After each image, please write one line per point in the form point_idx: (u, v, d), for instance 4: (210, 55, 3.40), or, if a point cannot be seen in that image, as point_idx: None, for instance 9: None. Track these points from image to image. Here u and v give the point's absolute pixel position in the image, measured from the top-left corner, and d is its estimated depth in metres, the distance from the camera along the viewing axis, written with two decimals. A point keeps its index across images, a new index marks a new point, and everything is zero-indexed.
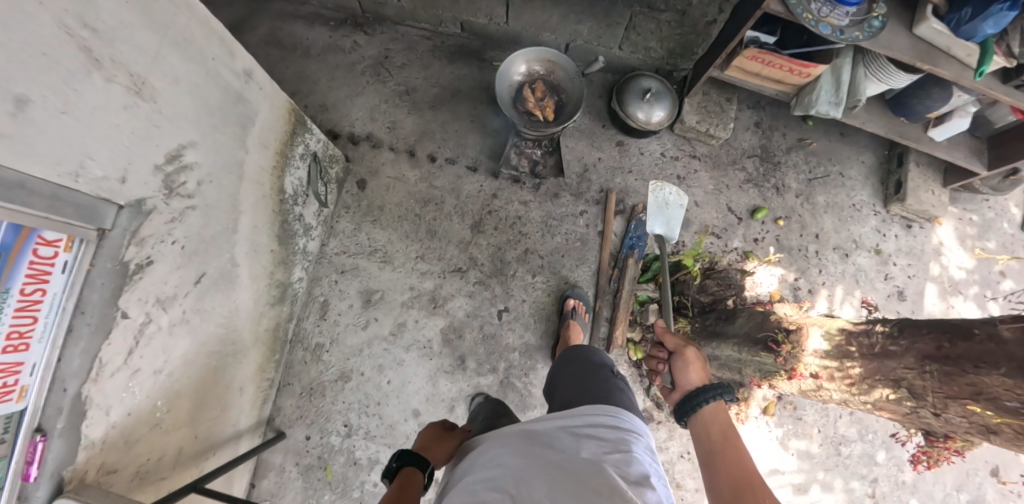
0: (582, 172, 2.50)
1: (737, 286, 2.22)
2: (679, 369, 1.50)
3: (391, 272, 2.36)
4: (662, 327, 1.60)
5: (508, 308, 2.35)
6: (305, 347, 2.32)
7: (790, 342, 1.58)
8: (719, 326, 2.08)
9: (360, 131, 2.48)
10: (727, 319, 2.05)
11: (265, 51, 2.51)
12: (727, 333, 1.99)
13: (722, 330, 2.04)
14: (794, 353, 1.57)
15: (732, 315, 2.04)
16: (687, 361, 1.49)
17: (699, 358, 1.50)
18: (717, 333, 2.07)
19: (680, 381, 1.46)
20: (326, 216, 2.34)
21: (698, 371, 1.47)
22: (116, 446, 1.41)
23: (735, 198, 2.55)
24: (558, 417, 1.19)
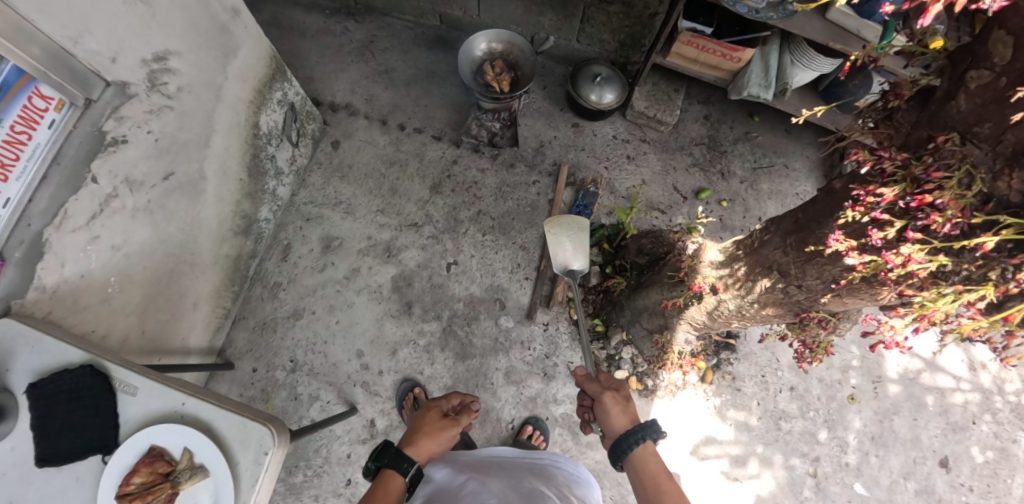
0: (537, 147, 2.72)
1: (670, 244, 2.29)
2: (602, 417, 1.65)
3: (352, 222, 2.55)
4: (581, 376, 1.74)
5: (457, 262, 2.50)
6: (264, 285, 2.47)
7: (692, 257, 1.78)
8: (652, 279, 2.19)
9: (339, 101, 2.76)
10: (657, 273, 2.18)
11: (266, 30, 2.87)
12: (655, 280, 2.13)
13: (655, 279, 2.15)
14: (694, 267, 1.77)
15: (661, 267, 2.18)
16: (610, 411, 1.64)
17: (618, 401, 1.66)
18: (650, 283, 2.17)
19: (608, 429, 1.63)
20: (298, 168, 2.56)
21: (619, 412, 1.64)
22: (63, 302, 1.56)
23: (681, 179, 2.71)
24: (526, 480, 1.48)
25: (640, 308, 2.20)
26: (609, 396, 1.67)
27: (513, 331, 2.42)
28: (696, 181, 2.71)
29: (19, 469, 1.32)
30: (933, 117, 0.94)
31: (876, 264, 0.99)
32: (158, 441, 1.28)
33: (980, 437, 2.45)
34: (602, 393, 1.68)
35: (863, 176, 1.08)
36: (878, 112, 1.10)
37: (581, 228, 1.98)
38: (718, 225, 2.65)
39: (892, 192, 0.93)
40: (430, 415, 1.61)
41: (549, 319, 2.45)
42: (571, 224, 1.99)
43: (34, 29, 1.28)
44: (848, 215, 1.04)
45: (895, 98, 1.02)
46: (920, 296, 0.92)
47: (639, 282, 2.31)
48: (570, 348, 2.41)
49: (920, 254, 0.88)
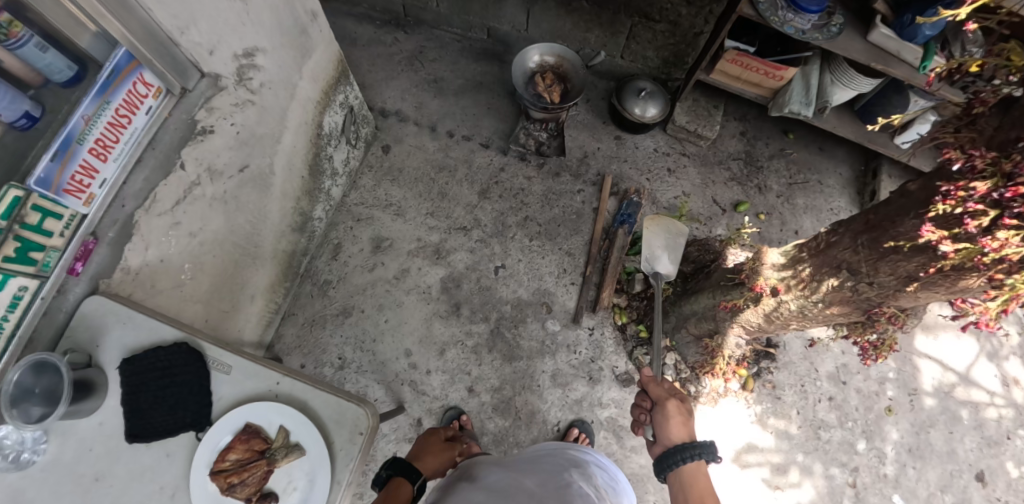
0: (581, 157, 2.81)
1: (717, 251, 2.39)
2: (661, 422, 1.80)
3: (401, 224, 2.60)
4: (648, 378, 1.89)
5: (504, 265, 2.54)
6: (314, 283, 2.49)
7: (754, 258, 1.83)
8: (702, 284, 2.24)
9: (390, 107, 2.84)
10: (706, 281, 2.23)
11: None
12: (707, 284, 2.19)
13: (706, 285, 2.19)
14: (756, 269, 1.81)
15: (710, 274, 2.24)
16: (673, 419, 1.78)
17: (678, 412, 1.80)
18: (702, 288, 2.21)
19: (663, 435, 1.78)
20: (351, 168, 2.62)
21: (678, 423, 1.78)
22: (143, 284, 1.58)
23: (720, 192, 2.80)
24: (556, 472, 1.56)
25: (690, 313, 2.25)
26: (674, 404, 1.81)
27: (560, 334, 2.45)
28: (735, 194, 2.81)
29: (106, 444, 1.33)
30: (1019, 121, 1.03)
31: (969, 251, 1.06)
32: (253, 419, 1.29)
33: (1014, 453, 2.48)
34: (670, 399, 1.83)
35: (949, 174, 1.15)
36: (959, 120, 1.19)
37: (679, 234, 2.30)
38: (756, 237, 2.74)
39: (986, 185, 1.01)
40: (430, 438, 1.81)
41: (594, 324, 2.49)
42: (670, 227, 2.31)
43: (147, 16, 1.34)
44: (939, 207, 1.11)
45: (979, 106, 1.11)
46: (1012, 279, 1.01)
47: (687, 288, 2.37)
48: (616, 353, 2.45)
49: (1016, 239, 0.97)
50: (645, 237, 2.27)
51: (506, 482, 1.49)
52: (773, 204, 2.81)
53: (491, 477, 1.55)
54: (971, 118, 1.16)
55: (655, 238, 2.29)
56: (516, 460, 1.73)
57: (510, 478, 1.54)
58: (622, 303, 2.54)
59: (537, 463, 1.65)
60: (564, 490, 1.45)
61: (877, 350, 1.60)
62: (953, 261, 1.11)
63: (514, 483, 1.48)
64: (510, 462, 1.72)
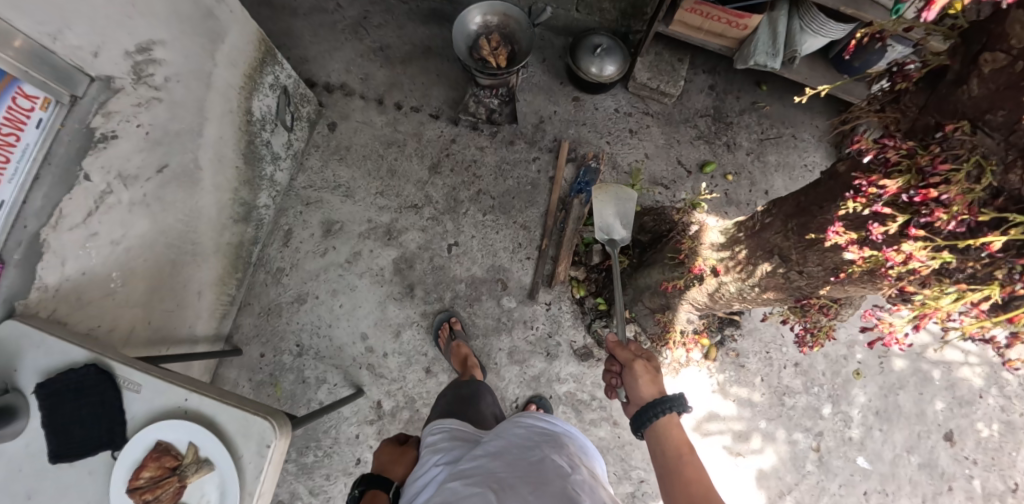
0: (537, 123, 2.68)
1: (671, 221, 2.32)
2: (631, 382, 1.75)
3: (352, 206, 2.53)
4: (614, 342, 1.81)
5: (458, 243, 2.49)
6: (267, 271, 2.48)
7: (692, 238, 1.70)
8: (656, 256, 2.14)
9: (335, 81, 2.70)
10: (660, 252, 2.13)
11: (256, 9, 2.76)
12: (658, 260, 2.08)
13: (657, 258, 2.11)
14: (695, 248, 1.69)
15: (663, 247, 2.14)
16: (643, 376, 1.73)
17: (647, 370, 1.73)
18: (654, 262, 2.12)
19: (635, 394, 1.71)
20: (297, 151, 2.55)
21: (648, 381, 1.71)
22: (68, 299, 1.56)
23: (685, 152, 2.68)
24: (528, 447, 1.39)
25: (642, 287, 2.19)
26: (643, 363, 1.77)
27: (516, 311, 2.42)
28: (702, 154, 2.68)
29: (33, 465, 1.34)
30: (943, 101, 0.86)
31: (877, 259, 0.94)
32: (163, 437, 1.31)
33: (986, 411, 2.44)
34: (638, 359, 1.78)
35: (865, 165, 0.99)
36: (884, 95, 0.99)
37: (627, 197, 2.16)
38: (723, 201, 2.62)
39: (896, 184, 0.85)
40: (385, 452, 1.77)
41: (551, 299, 2.44)
42: (617, 192, 2.17)
43: (14, 30, 1.20)
44: (847, 206, 0.96)
45: (902, 81, 0.93)
46: (921, 294, 0.89)
47: (643, 260, 2.28)
48: (574, 328, 2.41)
49: (922, 253, 0.83)
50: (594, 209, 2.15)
51: (483, 472, 1.31)
52: (742, 163, 2.69)
53: (470, 459, 1.39)
54: (897, 94, 0.98)
55: (603, 207, 2.16)
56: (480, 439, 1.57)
57: (487, 464, 1.35)
58: (579, 276, 2.47)
59: (508, 438, 1.44)
60: (537, 467, 1.30)
61: (811, 337, 1.51)
62: (864, 267, 1.00)
63: (490, 473, 1.29)
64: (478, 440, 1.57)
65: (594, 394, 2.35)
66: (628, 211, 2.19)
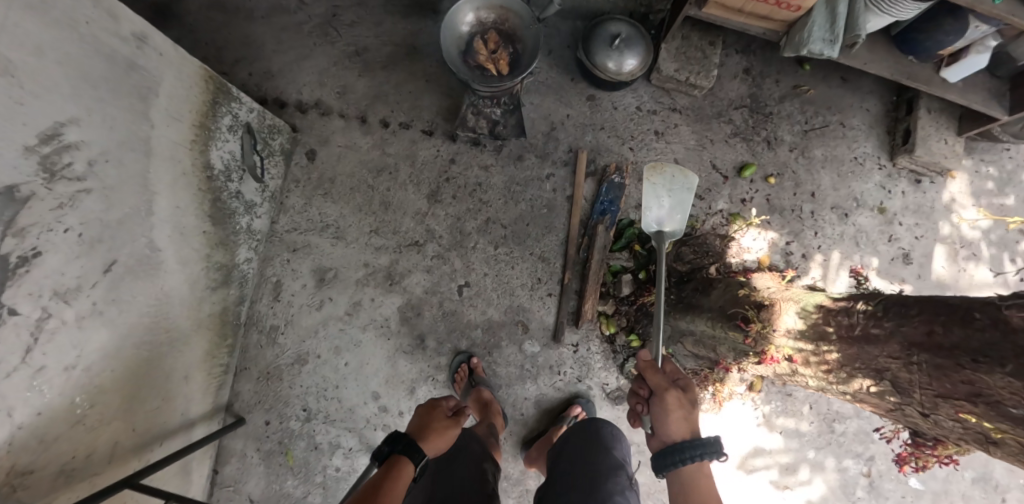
0: (548, 131, 2.31)
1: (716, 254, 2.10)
2: (659, 416, 1.49)
3: (344, 250, 2.22)
4: (646, 362, 1.55)
5: (469, 283, 2.19)
6: (260, 329, 2.23)
7: (761, 321, 1.39)
8: (699, 298, 1.86)
9: (307, 98, 2.37)
10: (706, 293, 1.85)
11: (208, 16, 2.46)
12: (701, 305, 1.81)
13: (702, 303, 1.83)
14: (765, 333, 1.39)
15: (709, 290, 1.84)
16: (675, 411, 1.48)
17: (680, 403, 1.48)
18: (698, 306, 1.84)
19: (661, 425, 1.46)
20: (275, 190, 2.22)
21: (679, 417, 1.47)
22: (29, 446, 1.29)
23: (720, 153, 2.34)
24: None
25: (682, 330, 1.95)
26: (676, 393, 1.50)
27: (542, 356, 2.18)
28: (738, 155, 2.34)
29: None
30: None
31: None
32: None
33: None
34: (670, 387, 1.51)
35: None
36: None
37: (685, 184, 1.88)
38: (765, 207, 2.32)
39: None
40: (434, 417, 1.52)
41: (578, 339, 2.20)
42: (674, 177, 1.89)
43: None
44: None
45: None
46: None
47: (682, 296, 2.00)
48: (606, 370, 2.19)
49: None
50: (644, 193, 1.89)
51: None
52: (784, 162, 2.36)
53: None
54: None
55: (649, 192, 1.90)
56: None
57: None
58: (608, 311, 2.20)
59: None
60: None
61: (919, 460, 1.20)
62: None
63: None
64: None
65: (631, 440, 2.17)
66: (683, 199, 1.90)
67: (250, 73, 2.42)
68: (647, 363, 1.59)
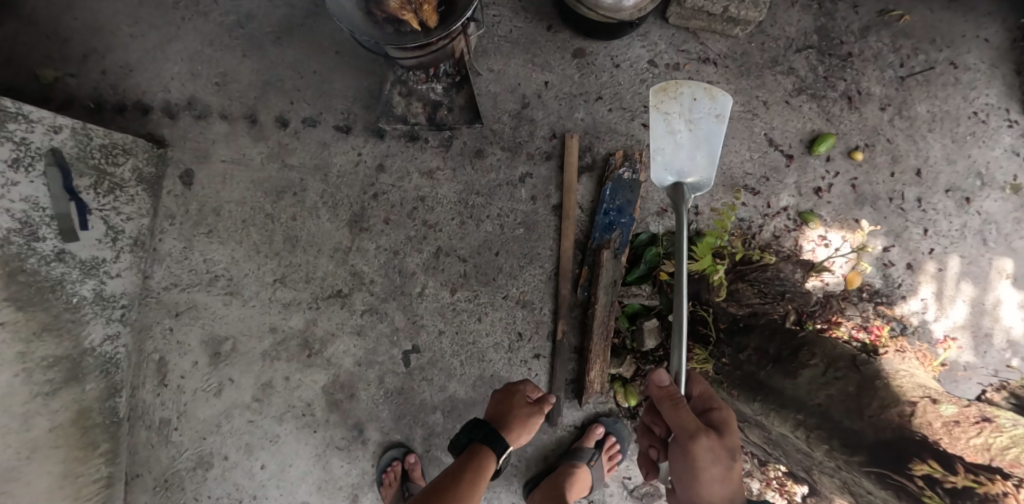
0: (519, 110, 1.55)
1: (795, 296, 1.34)
2: (683, 472, 1.01)
3: (240, 312, 1.56)
4: (660, 398, 1.02)
5: (418, 348, 1.50)
6: (148, 424, 1.63)
7: None
8: (785, 384, 1.11)
9: (178, 96, 1.68)
10: (791, 374, 1.10)
11: None
12: (791, 400, 1.08)
13: (787, 397, 1.09)
14: None
15: (797, 371, 1.09)
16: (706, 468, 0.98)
17: (716, 462, 0.97)
18: (783, 401, 1.10)
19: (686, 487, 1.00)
20: (139, 234, 1.58)
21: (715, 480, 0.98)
22: None
23: (781, 120, 1.65)
24: None
25: (745, 416, 1.26)
26: (707, 441, 0.98)
27: (532, 445, 1.52)
28: (803, 120, 1.65)
29: None
30: None
31: None
32: None
33: None
34: (697, 432, 0.98)
35: None
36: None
37: (711, 104, 1.24)
38: (851, 198, 1.64)
39: None
40: (512, 400, 1.26)
41: (584, 418, 1.52)
42: (692, 99, 1.25)
43: None
44: None
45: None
46: None
47: (744, 362, 1.27)
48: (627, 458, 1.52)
49: None
50: (653, 137, 1.25)
51: None
52: (870, 125, 1.66)
53: None
54: None
55: (658, 129, 1.25)
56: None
57: None
58: (627, 374, 1.50)
59: None
60: None
61: None
62: None
63: None
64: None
65: None
66: (706, 134, 1.25)
67: (102, 69, 1.73)
68: (661, 392, 1.04)
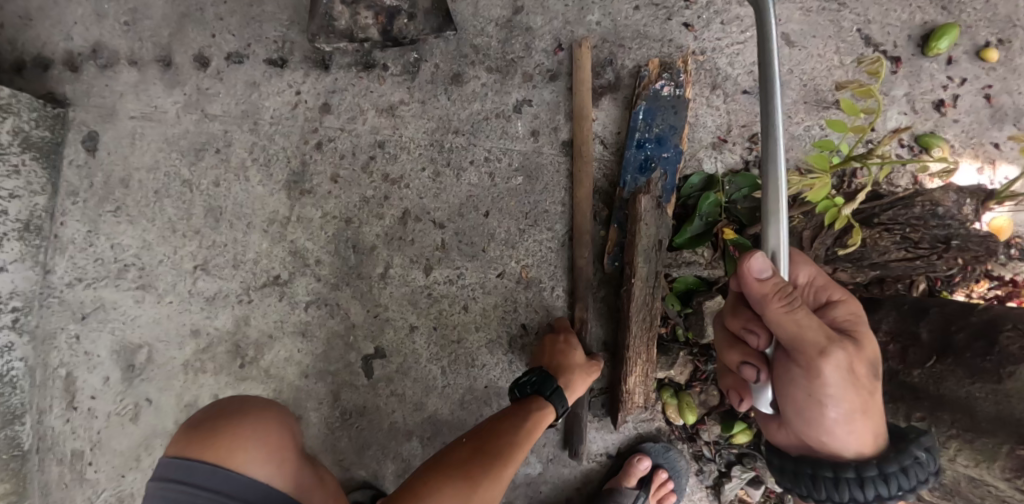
0: (509, 17, 1.10)
1: (976, 245, 0.79)
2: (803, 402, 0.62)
3: (155, 312, 1.19)
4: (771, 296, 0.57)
5: (383, 351, 1.09)
6: (60, 458, 1.22)
7: None
8: (977, 394, 0.64)
9: (80, 46, 1.23)
10: (990, 377, 0.63)
11: None
12: (996, 421, 0.61)
13: (988, 418, 0.62)
14: None
15: (1003, 370, 0.62)
16: (839, 397, 0.60)
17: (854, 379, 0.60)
18: (978, 426, 0.63)
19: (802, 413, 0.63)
20: (31, 216, 1.17)
21: (848, 405, 0.60)
22: None
23: (879, 11, 1.10)
24: None
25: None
26: (844, 357, 0.58)
27: (547, 483, 1.07)
28: (908, 8, 1.09)
29: None
30: None
31: None
32: None
33: None
34: (830, 346, 0.58)
35: None
36: None
37: None
38: (986, 113, 1.09)
39: None
40: (575, 353, 0.95)
41: (622, 442, 1.06)
42: None
43: None
44: None
45: None
46: None
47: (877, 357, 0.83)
48: (684, 498, 1.07)
49: None
50: None
51: None
52: (1002, 14, 1.09)
53: None
54: None
55: None
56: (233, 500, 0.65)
57: None
58: (680, 379, 1.04)
59: None
60: None
61: None
62: None
63: None
64: (235, 497, 0.65)
65: None
66: None
67: None
68: (770, 288, 0.57)
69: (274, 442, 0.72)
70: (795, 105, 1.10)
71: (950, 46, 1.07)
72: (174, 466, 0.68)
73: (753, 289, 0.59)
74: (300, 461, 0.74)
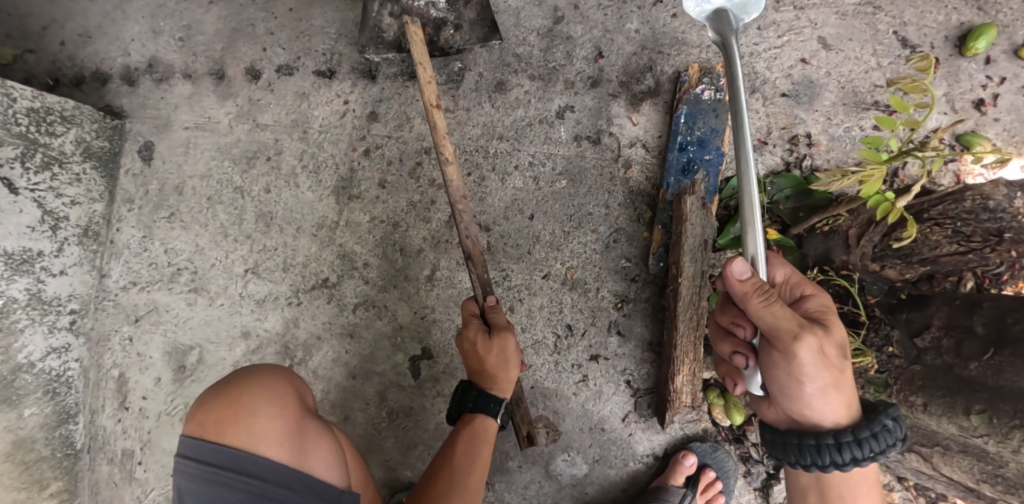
0: (550, 26, 1.13)
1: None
2: (782, 383, 0.65)
3: (205, 314, 1.23)
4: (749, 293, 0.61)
5: (431, 352, 1.12)
6: (111, 457, 1.26)
7: None
8: None
9: (137, 58, 1.29)
10: None
11: None
12: None
13: None
14: None
15: None
16: (814, 378, 0.63)
17: (827, 364, 0.63)
18: None
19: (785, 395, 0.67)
20: (89, 222, 1.22)
21: (823, 386, 0.64)
22: None
23: (915, 14, 1.11)
24: None
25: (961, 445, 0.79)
26: (816, 342, 0.61)
27: (593, 483, 1.08)
28: (944, 10, 1.11)
29: None
30: None
31: None
32: None
33: None
34: (803, 334, 0.60)
35: None
36: None
37: None
38: None
39: None
40: (472, 349, 0.85)
41: (668, 442, 1.07)
42: None
43: None
44: None
45: None
46: None
47: (930, 353, 0.86)
48: (731, 500, 1.06)
49: None
50: None
51: None
52: None
53: None
54: None
55: None
56: (242, 472, 0.69)
57: None
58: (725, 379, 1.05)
59: None
60: None
61: None
62: None
63: None
64: (235, 467, 0.69)
65: None
66: None
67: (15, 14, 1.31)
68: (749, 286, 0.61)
69: (275, 399, 0.76)
70: (834, 106, 1.12)
71: (989, 46, 1.08)
72: (188, 443, 0.72)
73: (733, 286, 0.63)
74: (306, 416, 0.77)
